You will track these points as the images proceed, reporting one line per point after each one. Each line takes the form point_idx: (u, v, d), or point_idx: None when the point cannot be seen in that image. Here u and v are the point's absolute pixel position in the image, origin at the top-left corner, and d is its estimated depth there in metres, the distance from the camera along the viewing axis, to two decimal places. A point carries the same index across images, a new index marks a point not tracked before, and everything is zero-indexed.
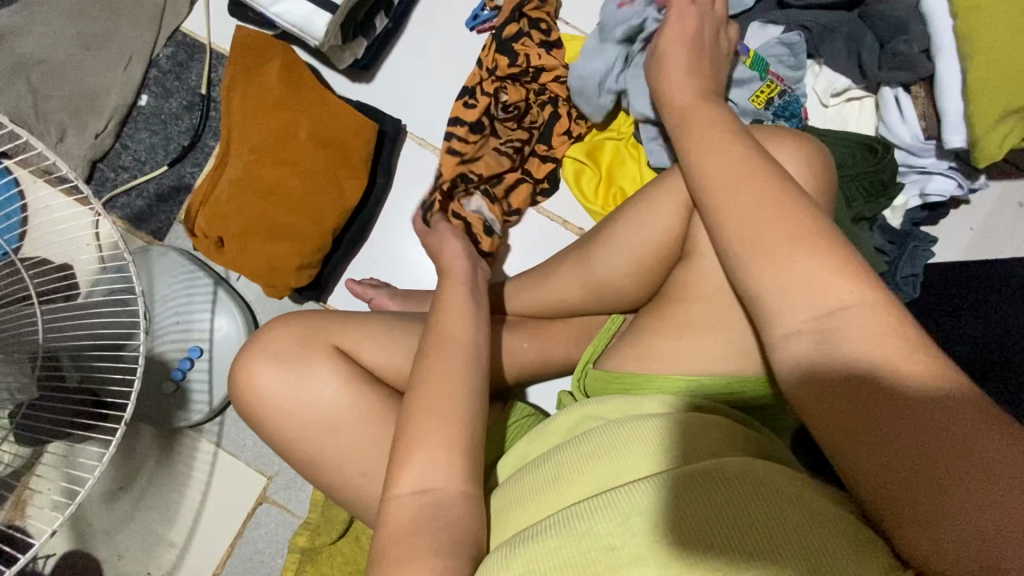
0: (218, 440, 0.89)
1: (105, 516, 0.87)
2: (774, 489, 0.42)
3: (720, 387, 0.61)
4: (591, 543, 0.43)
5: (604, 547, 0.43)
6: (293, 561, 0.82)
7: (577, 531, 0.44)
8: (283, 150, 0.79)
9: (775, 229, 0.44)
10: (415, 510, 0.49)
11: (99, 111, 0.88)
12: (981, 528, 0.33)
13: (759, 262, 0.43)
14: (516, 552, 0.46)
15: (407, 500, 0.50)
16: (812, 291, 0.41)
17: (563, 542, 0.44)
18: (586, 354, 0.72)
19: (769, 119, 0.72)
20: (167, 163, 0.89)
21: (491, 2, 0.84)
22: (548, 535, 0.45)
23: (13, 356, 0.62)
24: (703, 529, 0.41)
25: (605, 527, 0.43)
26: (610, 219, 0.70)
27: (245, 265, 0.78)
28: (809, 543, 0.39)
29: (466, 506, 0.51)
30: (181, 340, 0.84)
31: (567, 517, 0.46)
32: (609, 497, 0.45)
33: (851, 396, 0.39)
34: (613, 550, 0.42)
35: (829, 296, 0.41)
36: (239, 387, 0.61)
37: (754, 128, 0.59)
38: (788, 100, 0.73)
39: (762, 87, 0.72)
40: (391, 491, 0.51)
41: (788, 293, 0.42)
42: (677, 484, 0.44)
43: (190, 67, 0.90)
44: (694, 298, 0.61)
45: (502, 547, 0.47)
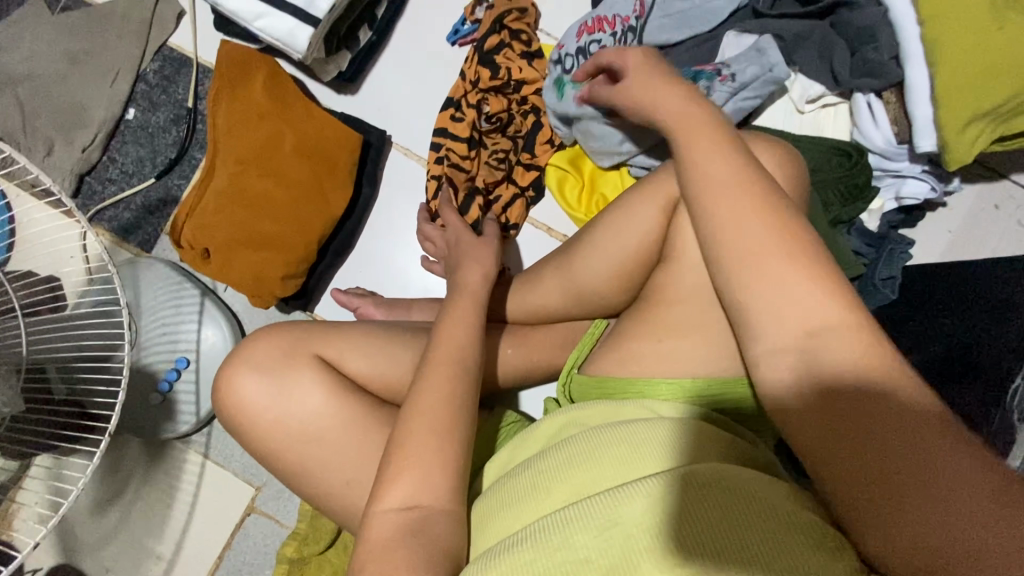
0: (206, 451, 0.89)
1: (93, 530, 0.87)
2: (747, 495, 0.43)
3: (700, 389, 0.62)
4: (568, 553, 0.44)
5: (579, 559, 0.43)
6: (283, 571, 0.82)
7: (554, 542, 0.44)
8: (268, 162, 0.80)
9: (762, 244, 0.43)
10: (398, 525, 0.50)
11: (87, 125, 0.89)
12: (944, 534, 0.34)
13: (747, 281, 0.43)
14: (493, 562, 0.46)
15: (392, 514, 0.50)
16: (795, 309, 0.41)
17: (540, 552, 0.44)
18: (571, 360, 0.73)
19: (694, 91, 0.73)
20: (154, 175, 0.90)
21: (471, 15, 0.86)
22: (526, 544, 0.46)
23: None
24: (677, 535, 0.42)
25: (580, 538, 0.44)
26: (589, 227, 0.71)
27: (231, 276, 0.79)
28: (781, 547, 0.40)
29: (447, 514, 0.51)
30: (168, 351, 0.84)
31: (544, 528, 0.46)
32: (587, 506, 0.46)
33: (831, 406, 0.39)
34: (588, 562, 0.43)
35: (809, 308, 0.41)
36: (223, 399, 0.61)
37: None
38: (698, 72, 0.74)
39: None
40: (375, 506, 0.51)
41: (773, 307, 0.41)
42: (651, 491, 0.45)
43: (177, 81, 0.91)
44: (674, 303, 0.62)
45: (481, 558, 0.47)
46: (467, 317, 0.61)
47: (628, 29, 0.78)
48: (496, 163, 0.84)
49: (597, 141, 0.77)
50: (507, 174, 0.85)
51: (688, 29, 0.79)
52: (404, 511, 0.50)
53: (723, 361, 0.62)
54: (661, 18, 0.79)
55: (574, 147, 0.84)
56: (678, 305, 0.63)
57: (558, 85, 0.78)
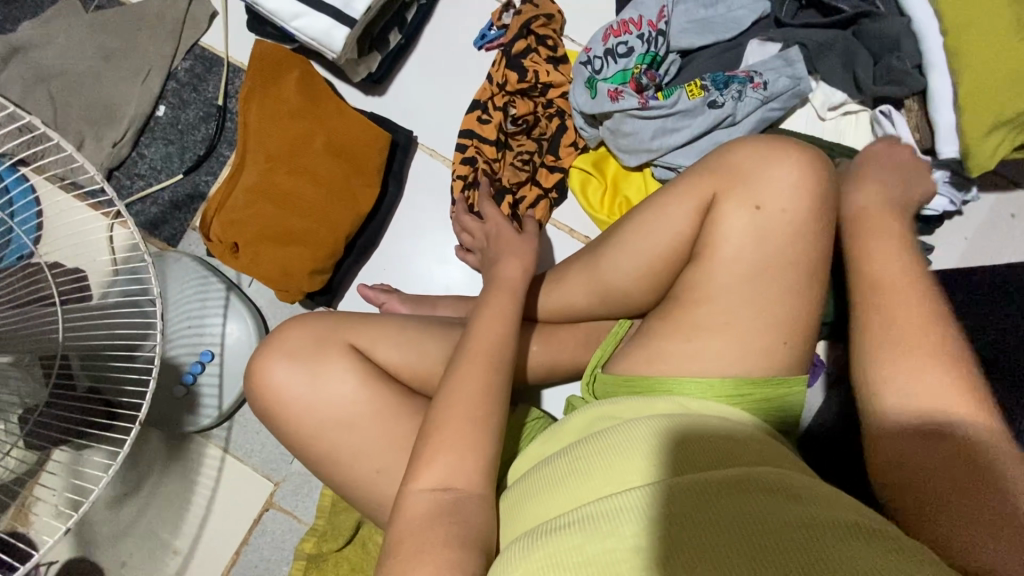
0: (226, 445, 0.89)
1: (111, 523, 0.87)
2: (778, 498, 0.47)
3: (726, 387, 0.62)
4: (604, 544, 0.46)
5: (609, 548, 0.45)
6: (300, 568, 0.82)
7: (595, 532, 0.47)
8: (299, 159, 0.81)
9: (907, 337, 0.53)
10: (432, 505, 0.50)
11: (119, 121, 0.90)
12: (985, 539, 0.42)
13: (891, 353, 0.53)
14: (530, 550, 0.48)
15: (425, 495, 0.51)
16: (919, 384, 0.51)
17: (582, 540, 0.47)
18: (595, 358, 0.74)
19: (717, 95, 0.77)
20: (183, 171, 0.91)
21: (498, 21, 0.88)
22: (565, 532, 0.48)
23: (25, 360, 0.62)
24: (715, 531, 0.45)
25: (609, 530, 0.47)
26: (617, 227, 0.72)
27: (259, 270, 0.80)
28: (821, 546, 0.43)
29: (480, 497, 0.52)
30: (193, 344, 0.85)
31: (579, 521, 0.49)
32: (627, 500, 0.48)
33: (910, 441, 0.49)
34: (614, 550, 0.45)
35: (930, 391, 0.50)
36: (255, 387, 0.62)
37: (743, 145, 0.66)
38: (718, 76, 0.77)
39: (687, 87, 0.78)
40: (409, 485, 0.52)
41: (902, 385, 0.51)
42: (674, 490, 0.49)
43: (208, 80, 0.93)
44: (700, 300, 0.64)
45: (519, 543, 0.50)
46: (499, 309, 0.62)
47: (656, 33, 0.79)
48: (521, 164, 0.85)
49: (628, 137, 0.79)
50: (531, 175, 0.85)
51: (713, 35, 0.81)
52: (437, 494, 0.51)
53: (751, 358, 0.63)
54: (685, 24, 0.81)
55: (599, 151, 0.85)
56: (706, 302, 0.64)
57: (588, 84, 0.80)
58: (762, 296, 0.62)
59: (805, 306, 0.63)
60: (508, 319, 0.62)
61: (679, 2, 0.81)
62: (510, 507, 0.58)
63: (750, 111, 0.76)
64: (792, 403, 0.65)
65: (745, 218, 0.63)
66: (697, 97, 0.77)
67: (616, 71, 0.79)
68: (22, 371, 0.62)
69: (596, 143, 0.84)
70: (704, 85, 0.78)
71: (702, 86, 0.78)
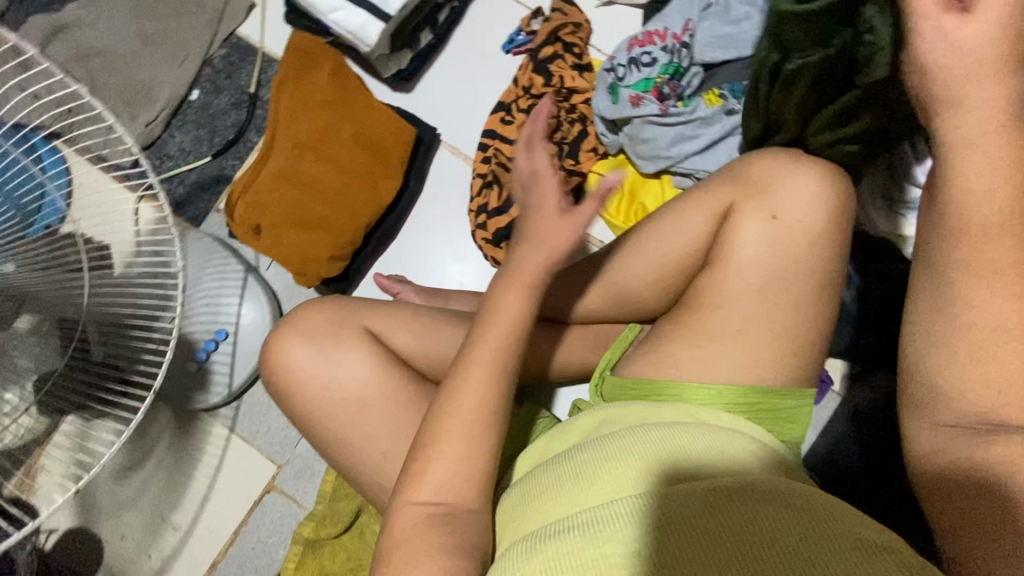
0: (232, 425, 0.90)
1: (113, 495, 0.88)
2: (780, 511, 0.47)
3: (733, 393, 0.63)
4: (596, 550, 0.46)
5: (599, 553, 0.46)
6: (296, 553, 0.82)
7: (595, 534, 0.48)
8: (325, 147, 0.84)
9: (970, 341, 0.45)
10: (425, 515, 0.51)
11: (152, 102, 0.93)
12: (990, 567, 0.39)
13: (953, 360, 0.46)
14: (528, 551, 0.49)
15: (420, 506, 0.52)
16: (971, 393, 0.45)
17: (582, 542, 0.47)
18: (603, 361, 0.74)
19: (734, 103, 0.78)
20: (212, 154, 0.94)
21: (527, 27, 0.90)
22: (566, 535, 0.49)
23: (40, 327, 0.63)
24: (714, 533, 0.45)
25: (601, 537, 0.47)
26: (632, 232, 0.73)
27: (279, 253, 0.81)
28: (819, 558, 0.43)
29: (475, 508, 0.52)
30: (208, 323, 0.86)
31: (574, 526, 0.49)
32: (621, 506, 0.49)
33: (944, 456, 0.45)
34: (604, 555, 0.46)
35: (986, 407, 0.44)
36: (270, 365, 0.63)
37: (756, 157, 0.67)
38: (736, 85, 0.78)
39: (707, 95, 0.79)
40: (404, 495, 0.52)
41: (961, 391, 0.45)
42: (666, 500, 0.49)
43: (242, 68, 0.96)
44: (711, 306, 0.65)
45: (521, 546, 0.51)
46: (517, 303, 0.57)
47: (681, 44, 0.80)
48: None
49: (644, 144, 0.81)
50: None
51: (735, 51, 0.77)
52: (437, 496, 0.52)
53: (759, 367, 0.63)
54: None
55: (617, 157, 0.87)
56: (718, 309, 0.64)
57: (610, 89, 0.82)
58: (773, 305, 0.63)
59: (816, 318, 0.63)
60: (529, 303, 0.57)
61: (706, 17, 0.79)
62: (512, 509, 0.58)
63: None
64: (797, 415, 0.65)
65: (762, 227, 0.64)
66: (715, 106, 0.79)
67: (639, 79, 0.81)
68: (35, 338, 0.62)
69: (615, 151, 0.86)
70: (723, 93, 0.78)
71: (721, 93, 0.78)
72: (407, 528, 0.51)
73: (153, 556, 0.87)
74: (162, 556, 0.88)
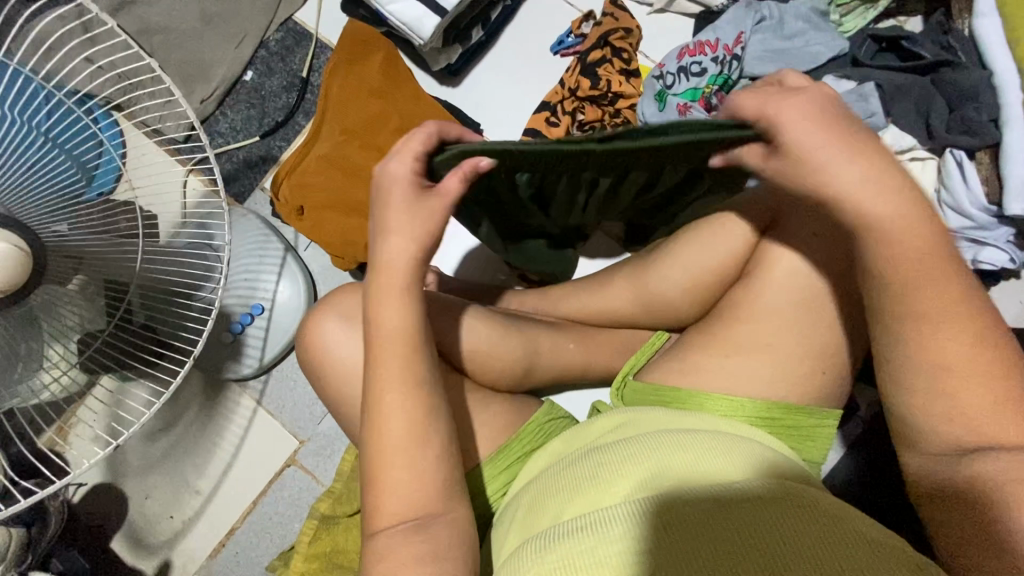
0: (259, 398, 0.93)
1: (142, 457, 0.91)
2: (794, 531, 0.47)
3: (757, 407, 0.63)
4: (595, 551, 0.48)
5: (597, 554, 0.48)
6: (311, 527, 0.82)
7: (612, 534, 0.49)
8: (372, 135, 0.86)
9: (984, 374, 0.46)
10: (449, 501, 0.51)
11: (208, 80, 0.96)
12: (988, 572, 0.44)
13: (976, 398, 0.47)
14: (534, 545, 0.51)
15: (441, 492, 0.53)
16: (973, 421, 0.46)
17: (600, 542, 0.49)
18: (626, 366, 0.75)
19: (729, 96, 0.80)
20: (260, 134, 0.97)
21: (577, 29, 0.90)
22: (584, 532, 0.50)
23: (87, 290, 0.61)
24: (732, 546, 0.47)
25: (602, 538, 0.49)
26: (669, 239, 0.74)
27: (319, 235, 0.84)
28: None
29: None
30: (246, 297, 0.89)
31: (578, 524, 0.51)
32: (624, 509, 0.51)
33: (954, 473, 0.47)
34: (601, 557, 0.48)
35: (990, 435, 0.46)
36: (307, 342, 0.66)
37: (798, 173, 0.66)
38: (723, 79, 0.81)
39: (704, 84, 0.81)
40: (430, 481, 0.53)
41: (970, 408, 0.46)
42: (674, 512, 0.50)
43: (296, 52, 0.99)
44: (744, 318, 0.65)
45: (538, 540, 0.52)
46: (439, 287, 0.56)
47: (731, 56, 0.81)
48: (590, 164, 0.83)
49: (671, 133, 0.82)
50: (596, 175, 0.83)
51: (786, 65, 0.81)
52: None
53: (785, 383, 0.64)
54: (761, 52, 0.81)
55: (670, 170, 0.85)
56: (749, 321, 0.65)
57: (658, 97, 0.83)
58: (806, 323, 0.63)
59: (849, 340, 0.63)
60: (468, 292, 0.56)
61: (759, 31, 0.82)
62: (529, 503, 0.60)
63: None
64: (819, 435, 0.65)
65: (803, 244, 0.63)
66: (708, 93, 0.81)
67: (686, 88, 0.82)
68: (82, 300, 0.60)
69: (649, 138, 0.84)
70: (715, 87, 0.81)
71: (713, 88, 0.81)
72: (434, 501, 0.53)
73: (175, 517, 0.90)
74: (184, 518, 0.90)
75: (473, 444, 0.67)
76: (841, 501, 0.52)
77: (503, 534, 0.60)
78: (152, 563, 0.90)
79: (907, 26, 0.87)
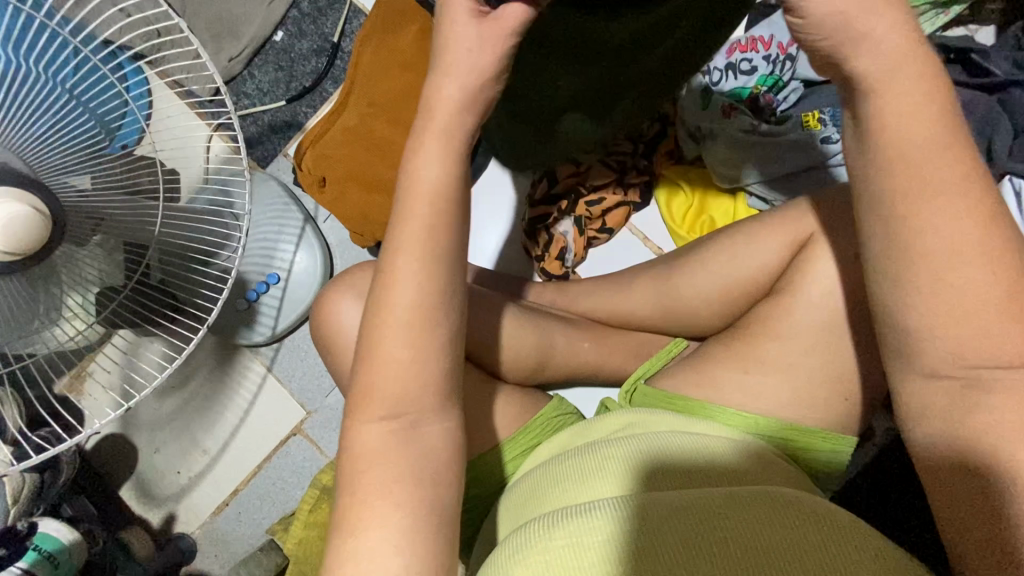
0: (270, 364, 0.94)
1: (154, 412, 0.92)
2: (801, 557, 0.45)
3: (770, 421, 0.62)
4: (582, 543, 0.48)
5: (584, 548, 0.47)
6: (312, 496, 0.83)
7: (598, 529, 0.49)
8: (398, 110, 0.83)
9: None
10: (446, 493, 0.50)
11: (238, 39, 0.93)
12: None
13: None
14: (522, 534, 0.51)
15: None
16: None
17: (592, 528, 0.49)
18: (639, 371, 0.74)
19: (832, 133, 0.77)
20: (286, 98, 0.95)
21: None
22: (586, 515, 0.50)
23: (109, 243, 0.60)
24: (726, 554, 0.45)
25: (591, 532, 0.48)
26: (699, 245, 0.72)
27: (340, 210, 0.83)
28: None
29: None
30: (263, 265, 0.89)
31: (567, 516, 0.51)
32: (618, 508, 0.50)
33: None
34: (587, 550, 0.47)
35: None
36: (321, 319, 0.66)
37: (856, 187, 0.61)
38: (832, 109, 0.78)
39: (807, 114, 0.78)
40: None
41: None
42: (671, 517, 0.49)
43: (328, 15, 0.96)
44: (771, 335, 0.63)
45: (539, 521, 0.52)
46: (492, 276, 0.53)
47: (785, 57, 0.81)
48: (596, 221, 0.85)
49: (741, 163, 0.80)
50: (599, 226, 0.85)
51: None
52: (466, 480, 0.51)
53: (802, 405, 0.62)
54: None
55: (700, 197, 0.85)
56: (775, 338, 0.63)
57: (704, 94, 0.83)
58: (837, 347, 0.61)
59: (876, 368, 0.61)
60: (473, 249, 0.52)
61: None
62: (531, 490, 0.60)
63: None
64: (834, 461, 0.64)
65: (840, 265, 0.60)
66: (812, 127, 0.78)
67: (733, 87, 0.83)
68: (103, 253, 0.60)
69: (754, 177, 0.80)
70: (822, 119, 0.78)
71: (819, 118, 0.78)
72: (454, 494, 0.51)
73: (182, 472, 0.92)
74: (191, 474, 0.92)
75: (481, 435, 0.66)
76: (851, 516, 0.50)
77: (506, 517, 0.60)
78: (158, 514, 0.92)
79: (977, 36, 0.82)
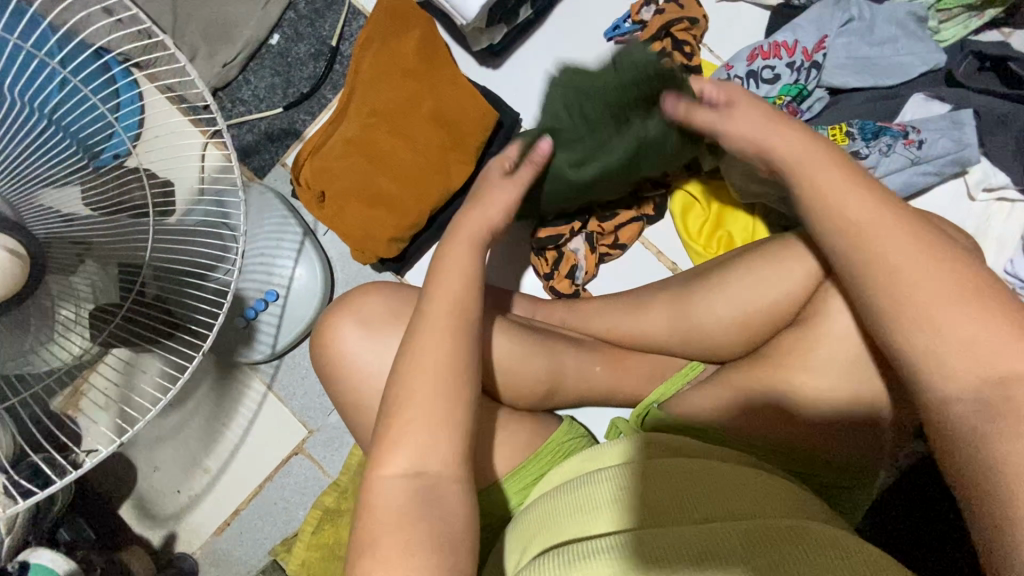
0: (270, 382, 0.91)
1: (153, 430, 0.90)
2: None
3: (791, 452, 0.60)
4: None
5: None
6: (315, 518, 0.80)
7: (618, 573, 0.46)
8: (401, 120, 0.79)
9: None
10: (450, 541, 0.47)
11: (232, 43, 0.89)
12: None
13: None
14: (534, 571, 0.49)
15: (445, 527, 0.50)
16: None
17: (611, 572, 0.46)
18: (652, 396, 0.71)
19: (861, 148, 0.71)
20: (284, 105, 0.91)
21: (635, 15, 0.82)
22: (605, 557, 0.47)
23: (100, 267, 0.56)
24: None
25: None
26: (719, 266, 0.68)
27: (341, 226, 0.79)
28: None
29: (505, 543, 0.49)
30: (262, 281, 0.85)
31: (584, 555, 0.48)
32: (638, 548, 0.48)
33: None
34: None
35: None
36: (322, 347, 0.63)
37: None
38: (864, 123, 0.72)
39: (833, 129, 0.72)
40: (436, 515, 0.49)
41: None
42: (698, 560, 0.46)
43: (326, 17, 0.91)
44: (796, 365, 0.60)
45: (553, 558, 0.49)
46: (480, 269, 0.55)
47: (810, 64, 0.74)
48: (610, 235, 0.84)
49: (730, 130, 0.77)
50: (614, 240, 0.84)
51: (870, 79, 0.75)
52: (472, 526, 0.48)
53: (825, 438, 0.60)
54: (842, 60, 0.75)
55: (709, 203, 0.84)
56: (799, 368, 0.60)
57: None
58: (865, 380, 0.58)
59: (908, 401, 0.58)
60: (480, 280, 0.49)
61: (843, 34, 0.75)
62: (541, 518, 0.57)
63: (897, 169, 0.71)
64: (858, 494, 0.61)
65: None
66: (840, 143, 0.72)
67: (755, 96, 0.75)
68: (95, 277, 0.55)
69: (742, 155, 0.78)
70: (851, 132, 0.72)
71: (848, 132, 0.72)
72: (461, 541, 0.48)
73: (183, 492, 0.90)
74: (191, 493, 0.90)
75: (489, 466, 0.64)
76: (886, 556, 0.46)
77: (512, 546, 0.57)
78: (159, 533, 0.90)
79: (1011, 41, 0.77)
